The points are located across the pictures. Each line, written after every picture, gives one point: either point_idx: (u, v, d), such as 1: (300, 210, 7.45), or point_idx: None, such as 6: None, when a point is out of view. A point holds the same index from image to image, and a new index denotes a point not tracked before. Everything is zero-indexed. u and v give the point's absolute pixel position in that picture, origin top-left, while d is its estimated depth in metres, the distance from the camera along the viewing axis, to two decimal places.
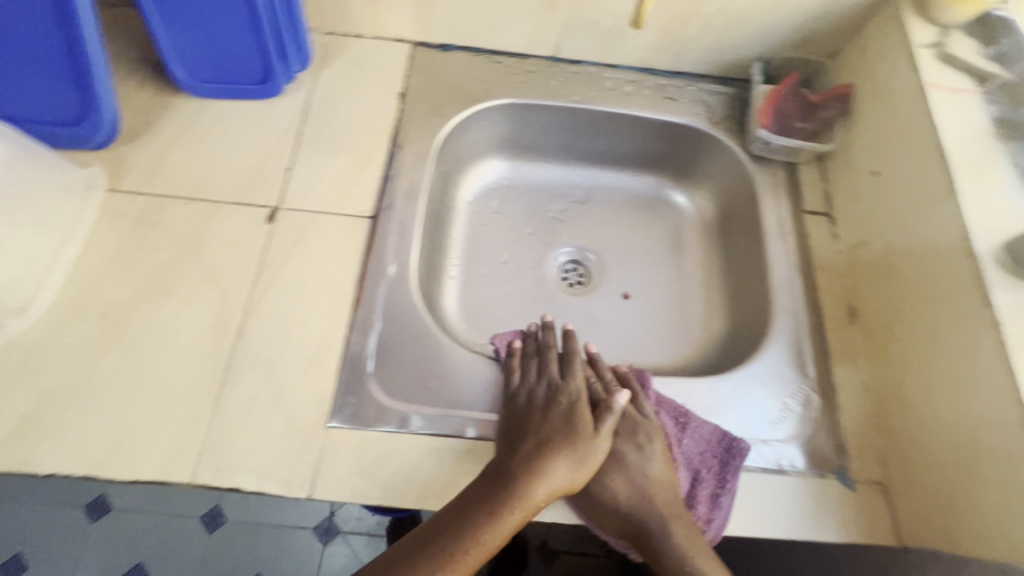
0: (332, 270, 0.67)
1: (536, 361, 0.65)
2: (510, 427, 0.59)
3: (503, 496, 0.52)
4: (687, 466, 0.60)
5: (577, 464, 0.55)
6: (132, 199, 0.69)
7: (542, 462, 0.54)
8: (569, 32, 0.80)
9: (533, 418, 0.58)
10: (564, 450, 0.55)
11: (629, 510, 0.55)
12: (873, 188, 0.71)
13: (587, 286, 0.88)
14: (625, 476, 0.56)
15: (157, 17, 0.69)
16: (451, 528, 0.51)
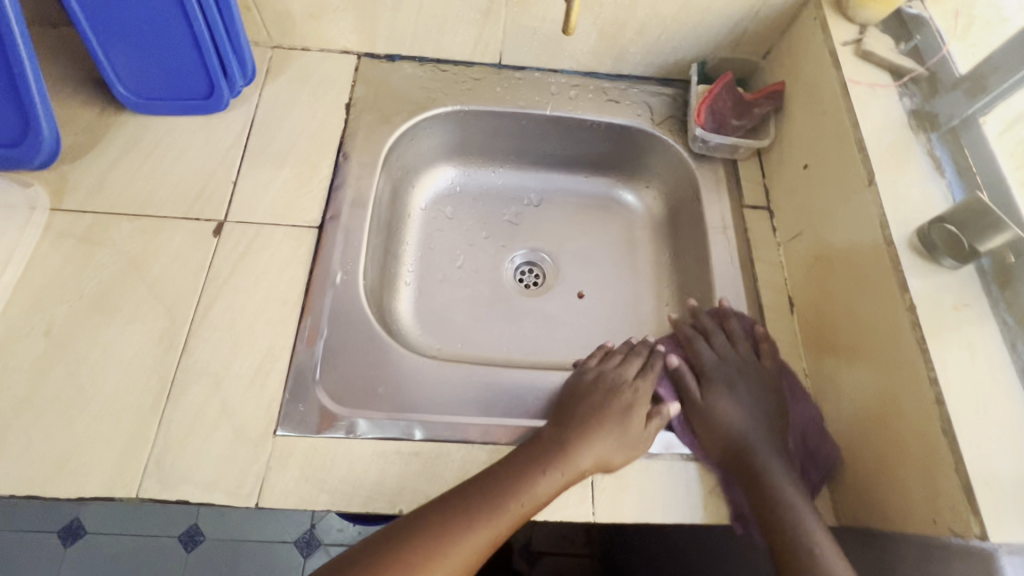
0: (280, 280, 0.68)
1: (620, 355, 0.71)
2: (576, 400, 0.65)
3: (547, 464, 0.58)
4: (802, 438, 0.64)
5: (624, 447, 0.60)
6: (76, 217, 0.69)
7: (598, 439, 0.60)
8: (510, 40, 0.82)
9: (599, 397, 0.64)
10: (618, 432, 0.61)
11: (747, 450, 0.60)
12: (805, 181, 0.73)
13: (544, 286, 0.90)
14: (739, 408, 0.63)
15: (95, 38, 0.69)
16: (494, 487, 0.55)
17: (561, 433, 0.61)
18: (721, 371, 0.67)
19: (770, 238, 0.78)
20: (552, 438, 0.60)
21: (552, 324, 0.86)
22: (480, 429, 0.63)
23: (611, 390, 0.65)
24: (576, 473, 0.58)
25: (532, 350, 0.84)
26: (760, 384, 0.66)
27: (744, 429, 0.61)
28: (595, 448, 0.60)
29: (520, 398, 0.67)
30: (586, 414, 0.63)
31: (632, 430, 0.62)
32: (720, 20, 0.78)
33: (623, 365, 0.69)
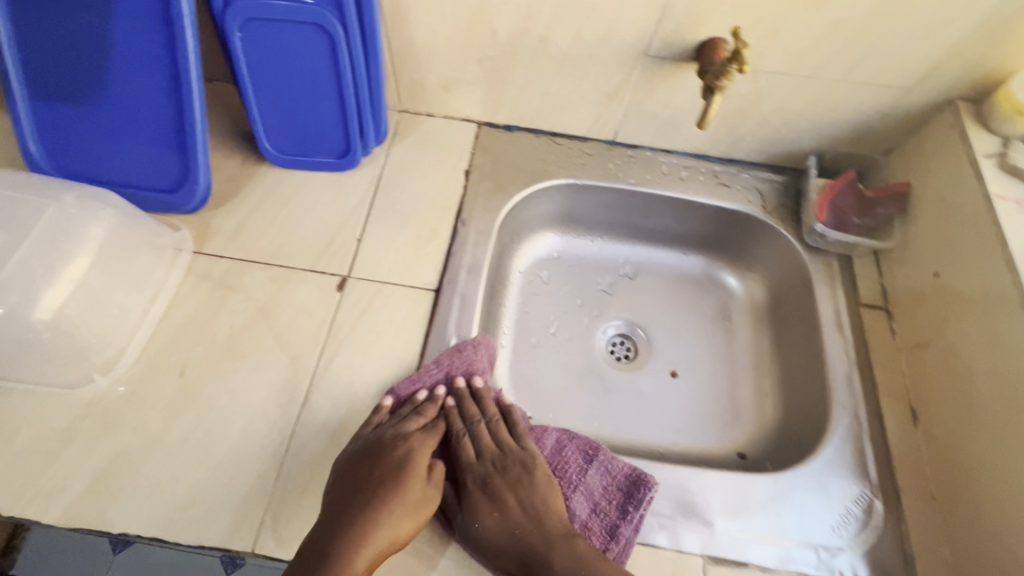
0: (397, 342, 0.70)
1: (404, 415, 0.64)
2: (344, 476, 0.58)
3: (383, 507, 0.56)
4: (591, 501, 0.63)
5: (407, 518, 0.56)
6: (215, 262, 0.73)
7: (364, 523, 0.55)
8: (629, 122, 0.84)
9: (362, 470, 0.58)
10: (394, 506, 0.56)
11: (507, 531, 0.58)
12: (934, 289, 0.71)
13: (636, 362, 0.88)
14: (497, 509, 0.59)
15: (252, 89, 0.73)
16: None
17: (380, 486, 0.57)
18: (481, 464, 0.63)
19: (889, 341, 0.75)
20: (369, 483, 0.57)
21: (645, 402, 0.84)
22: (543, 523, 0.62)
23: (385, 466, 0.59)
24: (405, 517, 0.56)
25: (624, 428, 0.82)
26: (508, 476, 0.61)
27: (515, 517, 0.59)
28: (393, 509, 0.56)
29: None
30: (389, 463, 0.59)
31: (416, 484, 0.58)
32: (846, 118, 0.78)
33: (404, 435, 0.62)
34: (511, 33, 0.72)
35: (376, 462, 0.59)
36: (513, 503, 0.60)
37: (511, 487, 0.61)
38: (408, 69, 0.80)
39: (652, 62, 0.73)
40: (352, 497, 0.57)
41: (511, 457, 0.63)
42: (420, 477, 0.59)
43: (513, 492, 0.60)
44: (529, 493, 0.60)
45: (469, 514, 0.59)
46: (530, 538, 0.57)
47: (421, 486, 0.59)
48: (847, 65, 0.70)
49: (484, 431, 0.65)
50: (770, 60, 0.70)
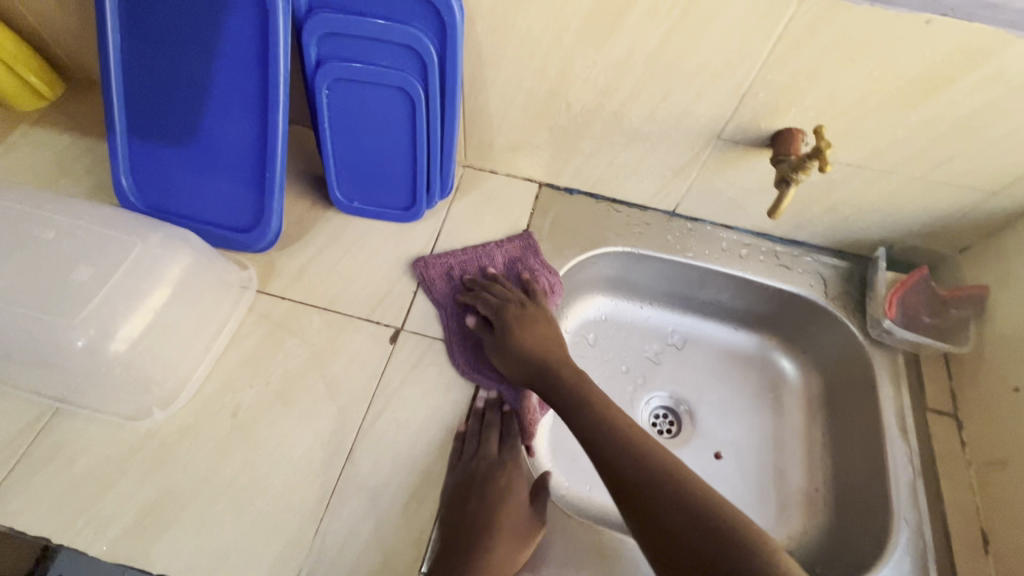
0: (444, 401, 0.70)
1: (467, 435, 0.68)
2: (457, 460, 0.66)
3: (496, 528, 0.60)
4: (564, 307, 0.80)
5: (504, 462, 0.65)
6: (276, 303, 0.76)
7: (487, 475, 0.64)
8: (691, 196, 0.83)
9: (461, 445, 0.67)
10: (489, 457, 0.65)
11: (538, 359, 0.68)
12: (1012, 406, 0.66)
13: (682, 438, 0.85)
14: (523, 332, 0.71)
15: (329, 139, 0.76)
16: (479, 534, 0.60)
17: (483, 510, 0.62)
18: (504, 305, 0.74)
19: (957, 453, 0.71)
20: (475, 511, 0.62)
21: None
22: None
23: (483, 487, 0.64)
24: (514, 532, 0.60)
25: None
26: (527, 314, 0.73)
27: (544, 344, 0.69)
28: (502, 520, 0.61)
29: None
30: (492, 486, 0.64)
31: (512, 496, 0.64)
32: (921, 213, 0.75)
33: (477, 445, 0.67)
34: (585, 106, 0.73)
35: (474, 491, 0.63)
36: (531, 336, 0.70)
37: (536, 344, 0.70)
38: (479, 130, 0.82)
39: (724, 145, 0.73)
40: (460, 525, 0.61)
41: (516, 305, 0.74)
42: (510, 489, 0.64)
43: (525, 329, 0.71)
44: (542, 329, 0.71)
45: (502, 348, 0.70)
46: (549, 354, 0.68)
47: (511, 498, 0.64)
48: (929, 165, 0.68)
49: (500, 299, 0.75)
50: (848, 152, 0.69)
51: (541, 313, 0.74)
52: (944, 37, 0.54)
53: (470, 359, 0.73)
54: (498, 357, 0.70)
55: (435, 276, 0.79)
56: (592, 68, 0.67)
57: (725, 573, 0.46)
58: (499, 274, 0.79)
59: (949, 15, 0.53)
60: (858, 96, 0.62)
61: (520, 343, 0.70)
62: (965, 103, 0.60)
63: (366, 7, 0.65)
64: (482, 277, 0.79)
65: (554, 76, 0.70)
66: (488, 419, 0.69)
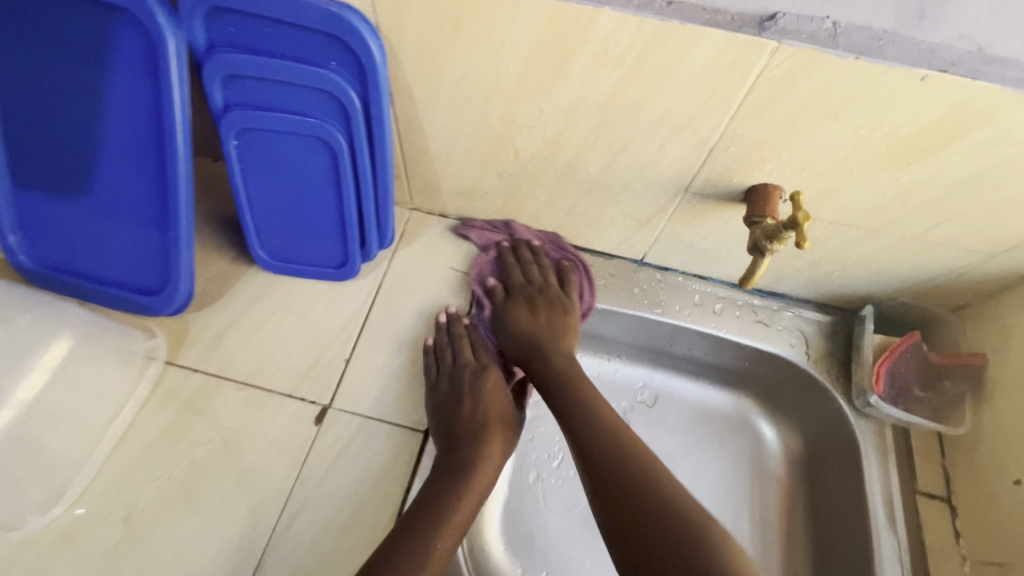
0: (373, 495, 0.61)
1: (449, 350, 0.70)
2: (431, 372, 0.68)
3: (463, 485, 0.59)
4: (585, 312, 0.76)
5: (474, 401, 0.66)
6: (187, 377, 0.66)
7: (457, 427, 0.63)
8: (660, 247, 0.75)
9: (438, 359, 0.69)
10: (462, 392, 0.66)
11: (535, 345, 0.69)
12: (1016, 501, 0.60)
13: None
14: (532, 312, 0.71)
15: (240, 178, 0.66)
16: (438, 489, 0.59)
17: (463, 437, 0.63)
18: (529, 286, 0.73)
19: (952, 546, 0.63)
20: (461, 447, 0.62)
21: None
22: None
23: (471, 399, 0.66)
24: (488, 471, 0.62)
25: None
26: (546, 298, 0.72)
27: (542, 328, 0.70)
28: (487, 465, 0.62)
29: None
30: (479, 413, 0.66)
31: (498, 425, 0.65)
32: (913, 272, 0.67)
33: (461, 359, 0.69)
34: (535, 154, 0.64)
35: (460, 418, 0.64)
36: (542, 321, 0.70)
37: (542, 328, 0.70)
38: (421, 173, 0.73)
39: (692, 198, 0.64)
40: (447, 437, 0.63)
41: (536, 288, 0.73)
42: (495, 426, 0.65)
43: (535, 310, 0.71)
44: (554, 317, 0.71)
45: (507, 324, 0.71)
46: (550, 341, 0.69)
47: (496, 431, 0.65)
48: (922, 226, 0.60)
49: (529, 275, 0.74)
50: (832, 211, 0.61)
51: (563, 306, 0.72)
52: (943, 95, 0.46)
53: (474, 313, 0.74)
54: (500, 327, 0.72)
55: (485, 232, 0.78)
56: (539, 115, 0.58)
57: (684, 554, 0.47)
58: (532, 246, 0.77)
59: (948, 71, 0.44)
60: (842, 154, 0.54)
61: (523, 321, 0.70)
62: (964, 164, 0.51)
63: (273, 46, 0.56)
64: (527, 246, 0.77)
65: (497, 121, 0.61)
66: (455, 330, 0.71)
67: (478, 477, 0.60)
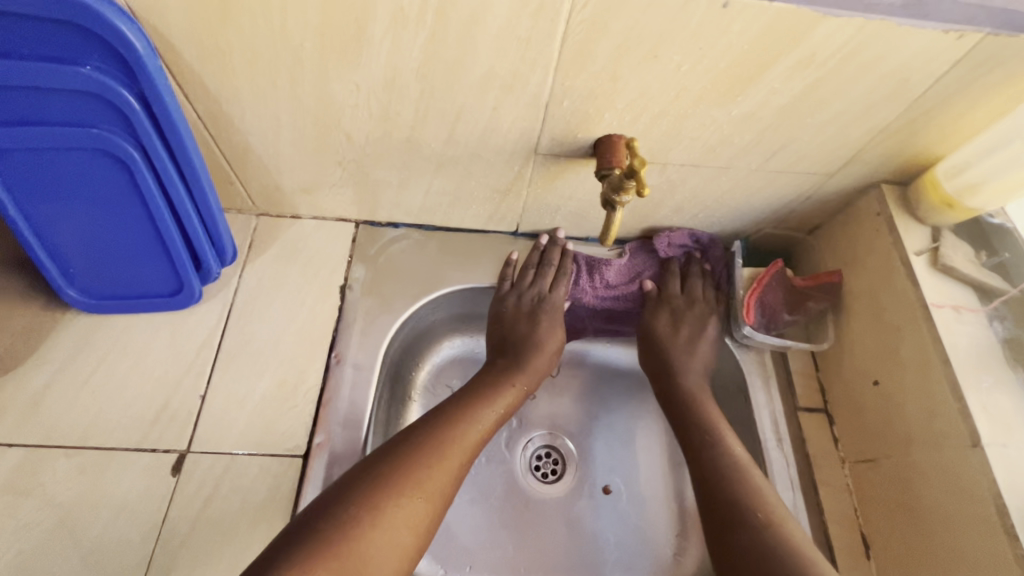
0: (252, 537, 0.55)
1: (534, 271, 0.74)
2: (497, 326, 0.72)
3: (410, 485, 0.52)
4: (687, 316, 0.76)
5: (512, 369, 0.68)
6: (1, 454, 0.56)
7: (471, 406, 0.62)
8: (530, 215, 0.72)
9: (508, 310, 0.72)
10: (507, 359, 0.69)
11: (678, 357, 0.70)
12: (877, 399, 0.63)
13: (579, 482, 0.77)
14: (682, 327, 0.71)
15: (14, 209, 0.55)
16: (401, 458, 0.54)
17: (489, 377, 0.67)
18: (682, 301, 0.73)
19: (832, 452, 0.66)
20: (419, 443, 0.56)
21: (580, 533, 0.74)
22: None
23: (531, 319, 0.71)
24: (450, 465, 0.56)
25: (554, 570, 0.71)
26: (697, 318, 0.72)
27: (687, 342, 0.71)
28: (472, 432, 0.59)
29: None
30: (467, 397, 0.63)
31: (496, 397, 0.64)
32: (767, 202, 0.69)
33: (536, 283, 0.73)
34: (369, 136, 0.59)
35: (443, 411, 0.61)
36: (686, 334, 0.71)
37: (692, 342, 0.71)
38: (255, 174, 0.65)
39: (544, 160, 0.62)
40: (505, 346, 0.70)
41: (684, 304, 0.73)
42: (470, 420, 0.60)
43: (680, 323, 0.71)
44: (697, 337, 0.71)
45: (650, 329, 0.73)
46: (684, 358, 0.70)
47: (491, 407, 0.63)
48: (763, 155, 0.61)
49: (683, 295, 0.74)
50: (678, 153, 0.60)
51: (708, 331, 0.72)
52: (744, 19, 0.45)
53: (580, 273, 0.75)
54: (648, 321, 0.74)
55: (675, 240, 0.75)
56: (357, 91, 0.53)
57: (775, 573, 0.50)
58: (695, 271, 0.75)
59: None
60: (673, 94, 0.52)
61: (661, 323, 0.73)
62: (784, 90, 0.52)
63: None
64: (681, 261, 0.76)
65: (313, 104, 0.54)
66: (548, 256, 0.74)
67: (523, 381, 0.67)
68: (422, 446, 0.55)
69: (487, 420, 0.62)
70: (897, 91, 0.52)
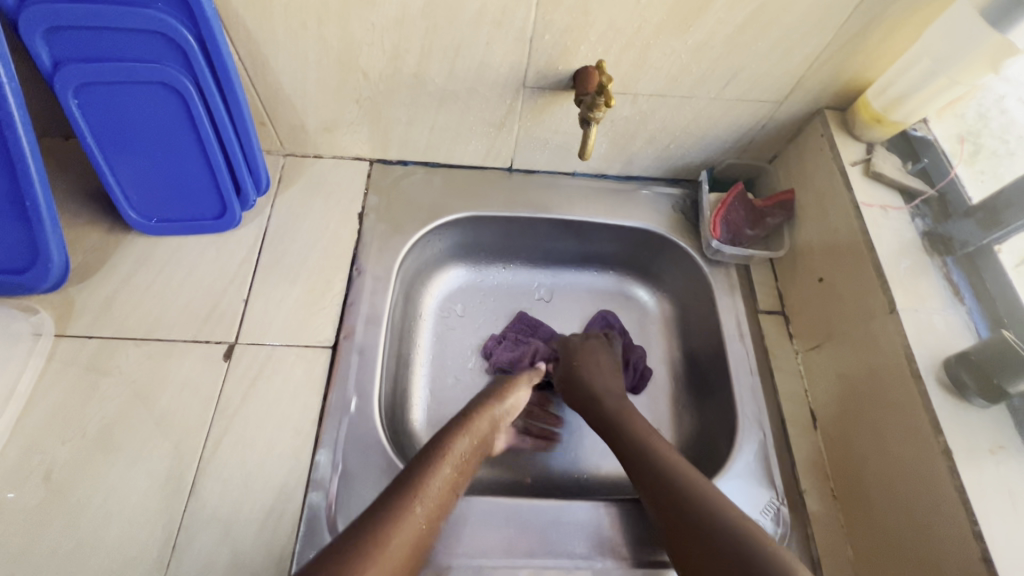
0: (293, 408, 0.66)
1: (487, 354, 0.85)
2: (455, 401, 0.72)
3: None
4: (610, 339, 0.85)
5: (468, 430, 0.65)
6: (82, 343, 0.67)
7: (423, 471, 0.57)
8: (522, 149, 0.82)
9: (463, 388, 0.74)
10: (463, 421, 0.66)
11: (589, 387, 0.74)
12: (820, 293, 0.73)
13: (551, 414, 0.82)
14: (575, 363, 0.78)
15: (90, 138, 0.66)
16: (350, 548, 0.48)
17: (437, 443, 0.62)
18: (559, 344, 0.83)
19: (787, 345, 0.77)
20: (371, 522, 0.51)
21: (571, 431, 0.82)
22: (509, 546, 0.62)
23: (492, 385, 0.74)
24: (402, 551, 0.51)
25: (548, 459, 0.79)
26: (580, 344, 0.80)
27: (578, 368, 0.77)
28: (426, 504, 0.55)
29: (544, 534, 0.63)
30: (423, 458, 0.59)
31: (452, 459, 0.60)
32: (728, 132, 0.79)
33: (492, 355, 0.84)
34: (382, 72, 0.69)
35: (395, 483, 0.56)
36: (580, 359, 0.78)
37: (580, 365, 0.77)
38: (284, 113, 0.76)
39: (532, 93, 0.72)
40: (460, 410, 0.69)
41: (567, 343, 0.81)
42: (422, 500, 0.55)
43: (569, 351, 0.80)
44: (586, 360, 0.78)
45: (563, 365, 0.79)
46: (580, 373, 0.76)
47: (448, 473, 0.59)
48: (718, 84, 0.71)
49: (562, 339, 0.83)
50: (645, 83, 0.70)
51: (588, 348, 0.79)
52: None
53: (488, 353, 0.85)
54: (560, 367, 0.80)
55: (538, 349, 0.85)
56: (372, 29, 0.63)
57: (719, 545, 0.51)
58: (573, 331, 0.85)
59: None
60: (636, 25, 0.63)
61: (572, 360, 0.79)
62: (728, 20, 0.62)
63: None
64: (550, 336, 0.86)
65: (336, 42, 0.65)
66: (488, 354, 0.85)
67: (476, 437, 0.65)
68: (363, 535, 0.50)
69: (444, 487, 0.58)
70: (823, 18, 0.62)
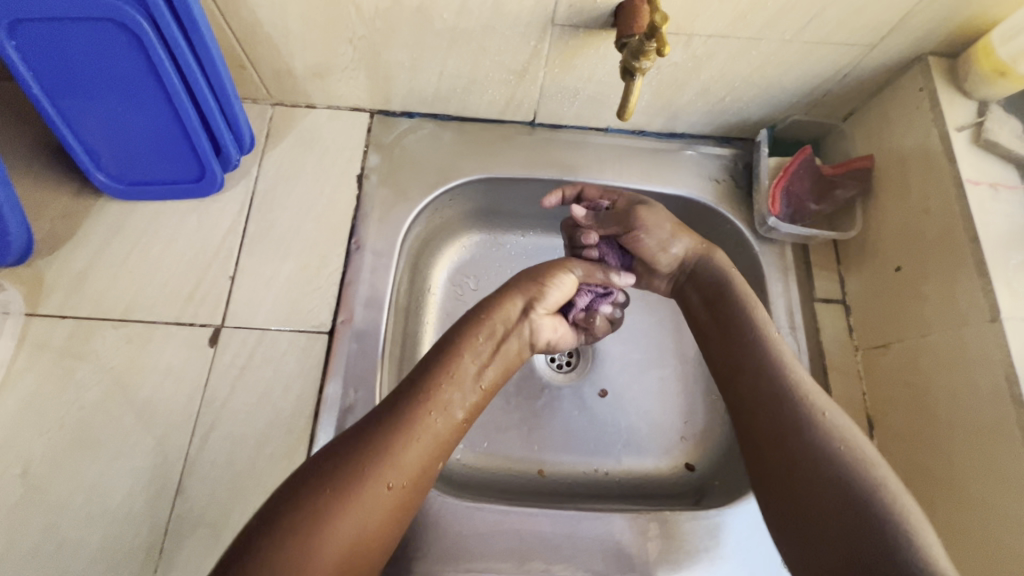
0: (286, 402, 0.60)
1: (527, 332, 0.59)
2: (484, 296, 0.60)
3: (353, 492, 0.43)
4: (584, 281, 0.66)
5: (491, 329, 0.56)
6: (55, 325, 0.61)
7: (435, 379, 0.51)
8: (548, 100, 0.69)
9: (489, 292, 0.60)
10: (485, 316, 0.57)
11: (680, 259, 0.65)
12: (895, 286, 0.62)
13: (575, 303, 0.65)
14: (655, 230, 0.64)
15: (36, 88, 0.56)
16: (346, 467, 0.44)
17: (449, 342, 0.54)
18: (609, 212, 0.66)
19: (846, 340, 0.67)
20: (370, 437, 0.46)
21: (589, 421, 0.74)
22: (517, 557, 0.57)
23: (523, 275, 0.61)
24: (409, 462, 0.46)
25: (568, 453, 0.72)
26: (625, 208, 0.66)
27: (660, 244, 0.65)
28: (435, 412, 0.49)
29: (557, 548, 0.58)
30: (432, 364, 0.52)
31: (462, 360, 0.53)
32: (801, 82, 0.65)
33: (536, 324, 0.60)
34: (379, 7, 0.57)
35: (403, 389, 0.50)
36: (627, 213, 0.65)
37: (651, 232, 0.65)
38: (265, 56, 0.64)
39: (562, 32, 0.59)
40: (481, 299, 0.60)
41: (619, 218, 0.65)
42: (436, 407, 0.49)
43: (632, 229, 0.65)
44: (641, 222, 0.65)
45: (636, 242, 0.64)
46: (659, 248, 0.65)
47: (460, 375, 0.52)
48: (798, 23, 0.56)
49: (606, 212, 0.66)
50: (703, 23, 0.57)
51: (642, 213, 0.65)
52: None
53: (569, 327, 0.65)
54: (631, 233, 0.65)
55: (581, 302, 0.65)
56: None
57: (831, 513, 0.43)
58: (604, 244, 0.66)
59: None
60: None
61: (636, 240, 0.63)
62: None
63: None
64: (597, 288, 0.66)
65: None
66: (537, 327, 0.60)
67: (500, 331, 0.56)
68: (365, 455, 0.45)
69: (459, 391, 0.51)
70: None
